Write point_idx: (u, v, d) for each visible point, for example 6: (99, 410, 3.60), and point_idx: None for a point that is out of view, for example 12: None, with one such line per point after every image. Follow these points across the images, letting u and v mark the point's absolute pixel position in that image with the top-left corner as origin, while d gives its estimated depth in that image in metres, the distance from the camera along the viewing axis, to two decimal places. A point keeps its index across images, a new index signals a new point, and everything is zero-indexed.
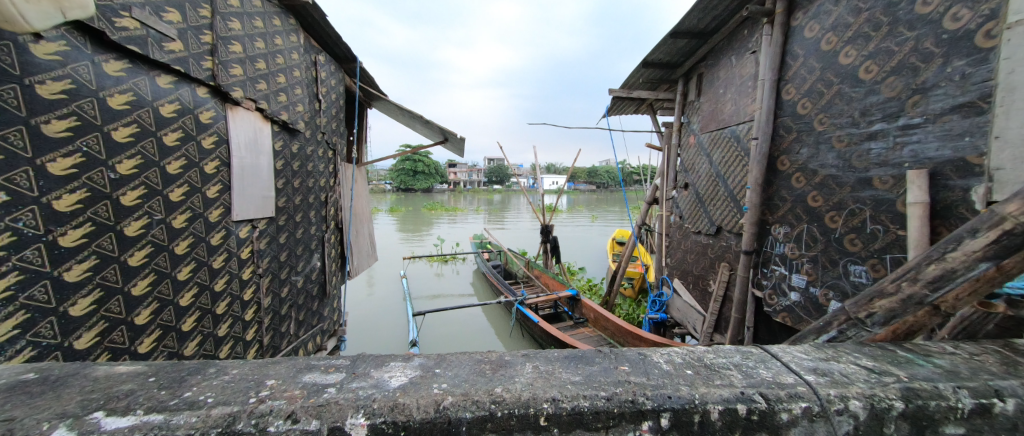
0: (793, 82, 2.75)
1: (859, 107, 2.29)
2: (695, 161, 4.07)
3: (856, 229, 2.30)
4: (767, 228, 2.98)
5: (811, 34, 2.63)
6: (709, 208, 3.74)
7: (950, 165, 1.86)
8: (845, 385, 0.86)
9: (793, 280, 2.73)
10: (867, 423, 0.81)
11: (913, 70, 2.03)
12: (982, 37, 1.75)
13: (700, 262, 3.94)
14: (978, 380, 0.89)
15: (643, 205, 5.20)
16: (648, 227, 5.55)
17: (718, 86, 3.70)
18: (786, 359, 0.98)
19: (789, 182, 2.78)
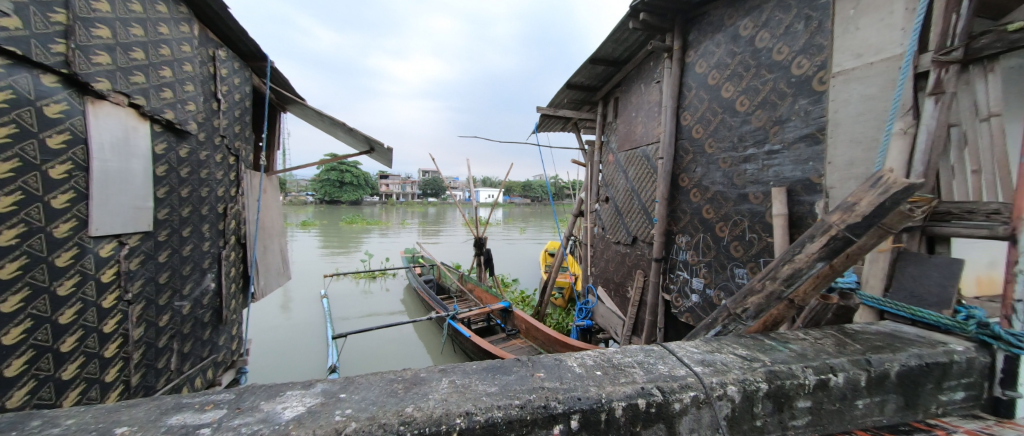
0: (689, 109, 3.17)
1: (737, 134, 2.71)
2: (613, 176, 4.42)
3: (738, 237, 2.68)
4: (672, 237, 3.34)
5: (701, 70, 3.06)
6: (626, 220, 4.08)
7: (800, 184, 2.29)
8: (724, 372, 0.99)
9: (694, 283, 3.08)
10: (739, 404, 0.95)
11: (773, 106, 2.46)
12: (817, 82, 2.19)
13: (620, 270, 4.25)
14: (818, 359, 1.09)
15: (570, 217, 5.47)
16: (575, 238, 5.85)
17: (631, 110, 4.10)
18: (680, 353, 1.10)
19: (688, 196, 3.17)
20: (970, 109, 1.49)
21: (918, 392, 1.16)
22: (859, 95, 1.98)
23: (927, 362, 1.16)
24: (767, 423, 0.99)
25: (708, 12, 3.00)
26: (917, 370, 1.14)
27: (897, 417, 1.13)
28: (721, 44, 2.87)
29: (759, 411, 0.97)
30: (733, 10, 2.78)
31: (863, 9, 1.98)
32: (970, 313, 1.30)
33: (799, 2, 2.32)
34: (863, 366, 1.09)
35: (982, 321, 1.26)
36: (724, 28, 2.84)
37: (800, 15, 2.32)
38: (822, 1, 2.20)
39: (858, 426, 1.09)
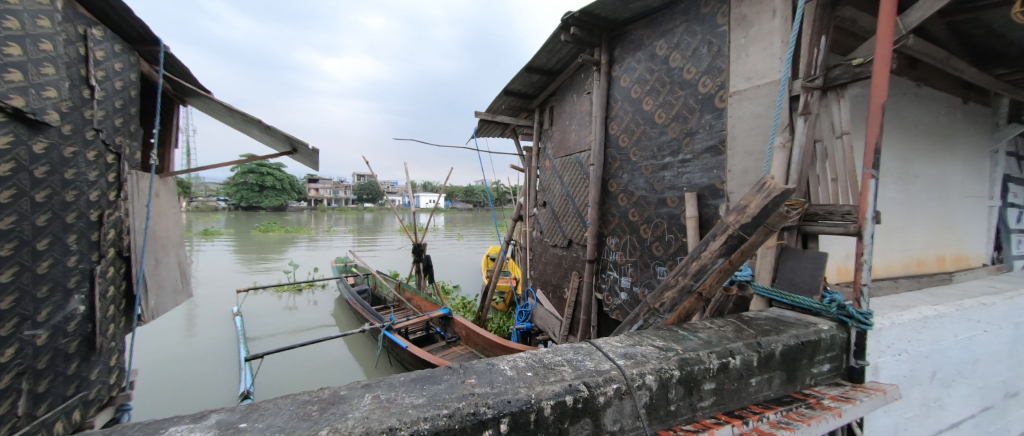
0: (616, 120, 3.42)
1: (656, 144, 2.98)
2: (550, 182, 4.57)
3: (659, 238, 2.93)
4: (603, 239, 3.55)
5: (625, 84, 3.32)
6: (562, 223, 4.24)
7: (707, 189, 2.56)
8: (643, 363, 1.06)
9: (622, 282, 3.29)
10: (655, 391, 1.03)
11: (684, 119, 2.74)
12: (718, 100, 2.49)
13: (557, 272, 4.39)
14: (720, 345, 1.23)
15: (509, 222, 5.52)
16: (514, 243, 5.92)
17: (565, 118, 4.28)
18: (605, 348, 1.16)
19: (616, 200, 3.40)
20: (830, 129, 1.81)
21: (796, 367, 1.36)
22: (750, 113, 2.28)
23: (802, 341, 1.36)
24: (680, 406, 1.09)
25: (630, 31, 3.26)
26: (795, 348, 1.34)
27: (781, 390, 1.32)
28: (641, 61, 3.13)
29: (673, 396, 1.07)
30: (650, 30, 3.05)
31: (752, 39, 2.28)
32: (833, 297, 1.53)
33: (702, 29, 2.61)
34: (756, 348, 1.25)
35: (841, 304, 1.50)
36: (644, 47, 3.11)
37: (703, 40, 2.61)
38: (721, 29, 2.49)
39: (752, 401, 1.24)
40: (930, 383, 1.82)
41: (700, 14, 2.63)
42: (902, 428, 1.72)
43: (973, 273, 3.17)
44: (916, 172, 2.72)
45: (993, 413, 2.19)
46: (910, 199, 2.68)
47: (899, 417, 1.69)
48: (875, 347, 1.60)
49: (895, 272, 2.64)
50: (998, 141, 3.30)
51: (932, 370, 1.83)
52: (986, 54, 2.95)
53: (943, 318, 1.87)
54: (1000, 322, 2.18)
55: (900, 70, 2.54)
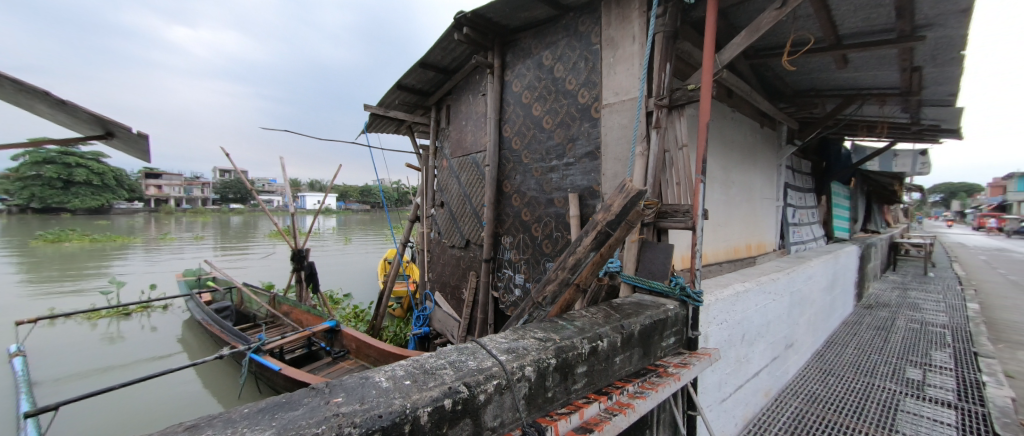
0: (509, 123, 3.55)
1: (544, 148, 3.18)
2: (447, 182, 4.48)
3: (548, 236, 3.13)
4: (499, 238, 3.65)
5: (516, 89, 3.46)
6: (460, 224, 4.21)
7: (586, 191, 2.83)
8: (523, 356, 1.11)
9: (516, 279, 3.42)
10: (534, 380, 1.09)
11: (567, 126, 2.99)
12: (594, 110, 2.77)
13: (455, 273, 4.34)
14: (592, 330, 1.36)
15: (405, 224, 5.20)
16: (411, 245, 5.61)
17: (461, 118, 4.26)
18: (490, 346, 1.17)
19: (510, 201, 3.53)
20: (674, 141, 2.20)
21: (650, 343, 1.59)
22: (618, 124, 2.57)
23: (654, 320, 1.61)
24: (556, 392, 1.17)
25: (520, 39, 3.40)
26: (649, 326, 1.58)
27: (639, 364, 1.53)
28: (530, 69, 3.31)
29: (550, 383, 1.14)
30: (538, 40, 3.23)
31: (619, 59, 2.58)
32: (677, 281, 1.85)
33: (580, 45, 2.87)
34: (619, 330, 1.43)
35: (682, 285, 1.83)
36: (532, 55, 3.29)
37: (580, 55, 2.87)
38: (595, 47, 2.76)
39: (616, 377, 1.41)
40: (741, 343, 2.34)
41: (579, 31, 2.88)
42: (724, 380, 2.18)
43: (767, 256, 4.21)
44: (732, 179, 3.48)
45: (779, 361, 2.93)
46: (729, 201, 3.42)
47: (722, 373, 2.13)
48: (705, 319, 1.98)
49: (721, 258, 3.33)
50: (780, 158, 4.44)
51: (742, 333, 2.36)
52: (773, 91, 3.94)
53: (749, 292, 2.43)
54: (782, 292, 2.93)
55: (720, 98, 3.22)
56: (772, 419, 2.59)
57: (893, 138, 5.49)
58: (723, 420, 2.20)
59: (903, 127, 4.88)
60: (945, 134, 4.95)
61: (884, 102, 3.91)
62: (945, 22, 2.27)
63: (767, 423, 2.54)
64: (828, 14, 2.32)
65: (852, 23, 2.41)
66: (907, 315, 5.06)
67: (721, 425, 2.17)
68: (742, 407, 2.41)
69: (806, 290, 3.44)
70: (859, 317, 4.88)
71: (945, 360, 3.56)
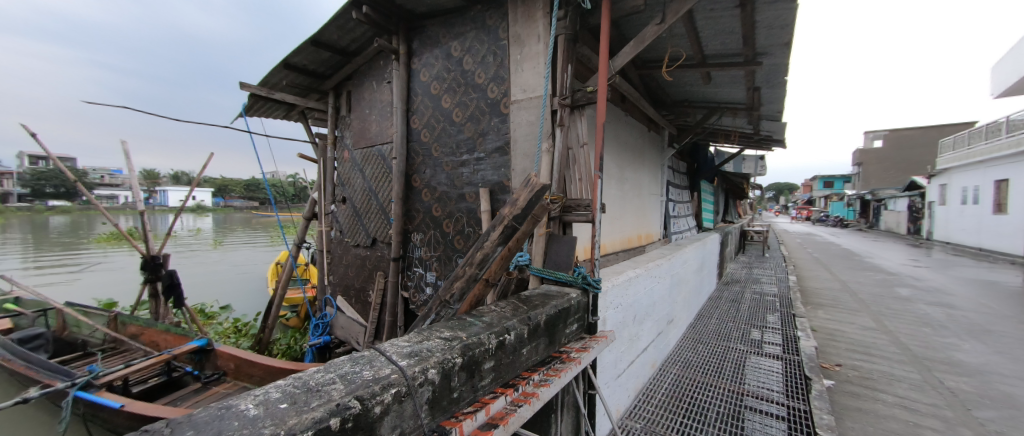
0: (417, 114, 3.38)
1: (454, 141, 3.10)
2: (349, 175, 4.07)
3: (459, 232, 3.07)
4: (408, 235, 3.46)
5: (424, 79, 3.30)
6: (364, 221, 3.88)
7: (496, 185, 2.84)
8: (427, 358, 1.05)
9: (427, 278, 3.29)
10: (437, 383, 1.04)
11: (477, 120, 2.95)
12: (503, 106, 2.78)
13: (360, 274, 3.98)
14: (499, 325, 1.37)
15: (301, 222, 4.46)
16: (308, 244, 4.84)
17: (363, 106, 3.91)
18: (390, 352, 1.09)
19: (420, 196, 3.37)
20: (576, 139, 2.36)
21: (555, 331, 1.67)
22: (526, 121, 2.63)
23: (559, 309, 1.69)
24: (461, 391, 1.14)
25: (427, 26, 3.25)
26: (554, 315, 1.65)
27: (545, 353, 1.59)
28: (438, 58, 3.18)
29: (455, 383, 1.11)
30: (445, 30, 3.13)
31: (525, 56, 2.63)
32: (579, 270, 1.97)
33: (489, 39, 2.85)
34: (525, 321, 1.46)
35: (584, 274, 1.95)
36: (440, 45, 3.17)
37: (489, 49, 2.85)
38: (502, 43, 2.77)
39: (523, 368, 1.44)
40: (632, 323, 2.62)
41: (487, 25, 2.86)
42: (619, 358, 2.41)
43: (654, 244, 4.79)
44: (626, 176, 3.87)
45: (662, 335, 3.36)
46: (623, 196, 3.79)
47: (617, 351, 2.35)
48: (603, 304, 2.15)
49: (616, 248, 3.68)
50: (664, 158, 5.08)
51: (633, 314, 2.63)
52: (657, 100, 4.48)
53: (639, 276, 2.72)
54: (665, 275, 3.36)
55: (615, 102, 3.54)
56: (657, 386, 2.97)
57: (743, 145, 6.72)
58: (619, 394, 2.43)
59: (749, 136, 6.00)
60: (775, 144, 6.23)
61: (737, 114, 4.75)
62: (775, 52, 2.83)
63: (653, 391, 2.90)
64: (696, 35, 2.70)
65: (713, 45, 2.85)
66: (752, 288, 6.28)
67: (616, 399, 2.40)
68: (633, 380, 2.70)
69: (683, 272, 4.01)
70: (720, 293, 5.88)
71: (776, 322, 4.51)
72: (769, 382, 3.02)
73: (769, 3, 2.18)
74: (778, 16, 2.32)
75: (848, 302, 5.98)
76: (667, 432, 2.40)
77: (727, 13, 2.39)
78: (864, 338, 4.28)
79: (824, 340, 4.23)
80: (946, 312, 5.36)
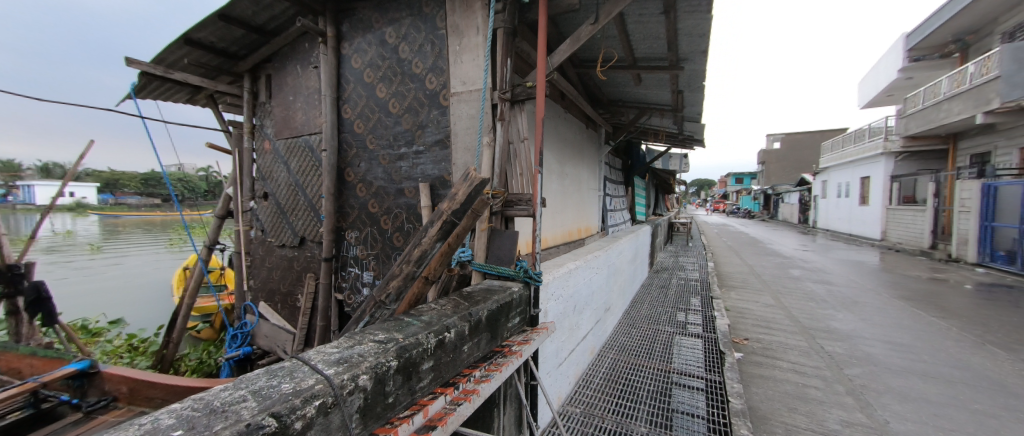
0: (349, 103, 3.15)
1: (391, 133, 2.95)
2: (271, 168, 3.67)
3: (399, 228, 2.93)
4: (341, 233, 3.23)
5: (356, 65, 3.08)
6: (290, 219, 3.54)
7: (437, 180, 2.75)
8: (357, 363, 0.98)
9: (364, 278, 3.11)
10: (371, 388, 0.97)
11: (415, 111, 2.83)
12: (442, 98, 2.69)
13: (286, 277, 3.61)
14: (438, 323, 1.33)
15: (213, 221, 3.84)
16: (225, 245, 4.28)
17: (286, 93, 3.55)
18: (315, 360, 1.00)
19: (354, 191, 3.16)
20: (517, 134, 2.37)
21: (497, 325, 1.67)
22: (467, 114, 2.57)
23: (501, 304, 1.69)
24: (398, 395, 1.09)
25: (359, 9, 3.03)
26: (496, 310, 1.65)
27: (487, 348, 1.59)
28: (371, 44, 2.99)
29: (391, 387, 1.05)
30: (379, 14, 2.94)
31: (464, 47, 2.56)
32: (521, 264, 1.99)
33: (426, 27, 2.74)
34: (466, 318, 1.44)
35: (526, 268, 1.97)
36: (373, 30, 2.97)
37: (427, 38, 2.74)
38: (440, 32, 2.67)
39: (464, 365, 1.42)
40: (572, 313, 2.72)
41: (424, 13, 2.74)
42: (560, 347, 2.49)
43: (592, 237, 5.02)
44: (566, 171, 3.99)
45: (600, 323, 3.54)
46: (563, 190, 3.91)
47: (558, 341, 2.42)
48: (545, 296, 2.20)
49: (557, 241, 3.78)
50: (601, 155, 5.33)
51: (573, 304, 2.74)
52: (595, 98, 4.67)
53: (578, 268, 2.82)
54: (602, 265, 3.53)
55: (554, 98, 3.61)
56: (596, 371, 3.12)
57: (670, 144, 7.30)
58: (560, 382, 2.52)
59: (674, 136, 6.52)
60: (697, 143, 6.86)
61: (664, 115, 5.14)
62: (695, 58, 3.10)
63: (592, 376, 3.05)
64: (627, 38, 2.85)
65: (643, 48, 3.04)
66: (677, 275, 6.88)
67: (557, 387, 2.48)
68: (574, 367, 2.81)
69: (619, 262, 4.26)
70: (651, 280, 6.37)
71: (698, 304, 4.98)
72: (692, 359, 3.33)
73: (689, 11, 2.36)
74: (696, 25, 2.53)
75: (753, 283, 6.82)
76: (604, 413, 2.54)
77: (653, 19, 2.55)
78: (766, 314, 4.91)
79: (735, 318, 4.78)
80: (826, 288, 6.36)
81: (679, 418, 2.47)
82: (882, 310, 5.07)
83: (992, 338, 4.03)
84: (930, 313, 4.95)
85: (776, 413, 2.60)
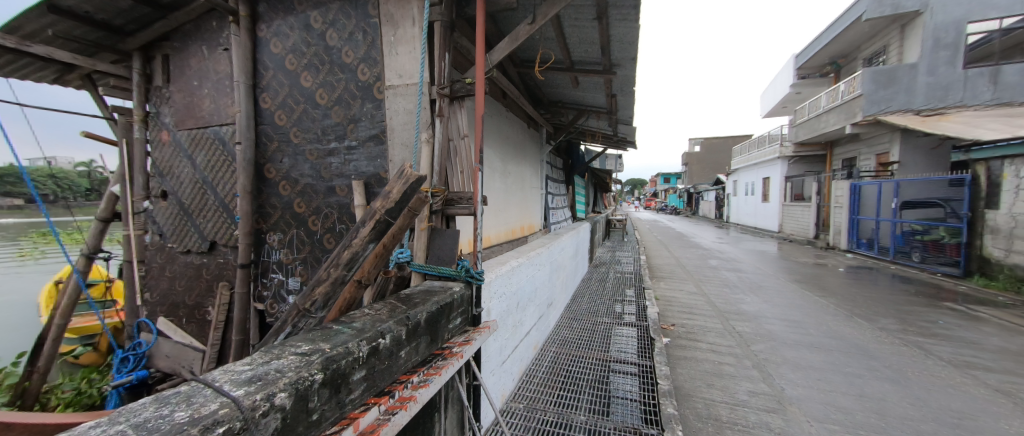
0: (268, 92, 2.84)
1: (320, 127, 2.72)
2: (171, 163, 3.18)
3: (330, 230, 2.71)
4: (262, 236, 2.91)
5: (276, 50, 2.79)
6: (197, 221, 3.10)
7: (373, 178, 2.59)
8: (274, 381, 0.88)
9: (289, 285, 2.83)
10: (291, 407, 0.88)
11: (347, 104, 2.64)
12: (376, 90, 2.53)
13: (192, 288, 3.16)
14: (371, 330, 1.25)
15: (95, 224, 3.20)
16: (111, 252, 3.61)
17: (190, 77, 3.10)
18: (221, 381, 0.88)
19: (276, 189, 2.87)
20: (456, 130, 2.31)
21: (437, 327, 1.62)
22: (403, 108, 2.45)
23: (441, 305, 1.64)
24: (324, 411, 1.00)
25: None
26: (436, 312, 1.60)
27: (427, 352, 1.53)
28: (294, 28, 2.72)
29: (315, 403, 0.97)
30: None
31: (399, 39, 2.43)
32: (463, 264, 1.96)
33: (357, 14, 2.55)
34: (403, 322, 1.38)
35: (467, 268, 1.94)
36: (295, 13, 2.71)
37: (358, 26, 2.56)
38: (373, 20, 2.51)
39: (401, 372, 1.36)
40: (515, 310, 2.73)
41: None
42: (503, 345, 2.49)
43: (534, 234, 5.12)
44: (508, 170, 4.00)
45: (543, 318, 3.62)
46: (505, 189, 3.93)
47: (501, 339, 2.42)
48: (487, 295, 2.19)
49: (500, 239, 3.79)
50: (542, 154, 5.45)
51: (517, 301, 2.76)
52: (535, 98, 4.75)
53: (521, 265, 2.85)
54: (544, 262, 3.60)
55: (495, 96, 3.61)
56: (539, 366, 3.18)
57: (606, 145, 7.71)
58: (504, 379, 2.52)
59: (609, 138, 6.89)
60: (629, 145, 7.32)
61: (600, 117, 5.40)
62: (626, 64, 3.29)
63: (535, 371, 3.11)
64: (564, 40, 2.94)
65: (579, 52, 3.15)
66: (613, 269, 7.30)
67: (501, 385, 2.48)
68: (517, 364, 2.84)
69: (560, 258, 4.39)
70: (590, 275, 6.69)
71: (632, 295, 5.33)
72: (627, 347, 3.55)
73: (619, 19, 2.51)
74: (626, 33, 2.69)
75: (678, 274, 7.47)
76: (546, 406, 2.60)
77: (587, 24, 2.65)
78: (689, 301, 5.41)
79: (664, 306, 5.19)
80: (737, 275, 7.17)
81: (616, 404, 2.61)
82: (780, 293, 5.84)
83: (859, 312, 4.85)
84: (815, 293, 5.82)
85: (697, 390, 2.87)
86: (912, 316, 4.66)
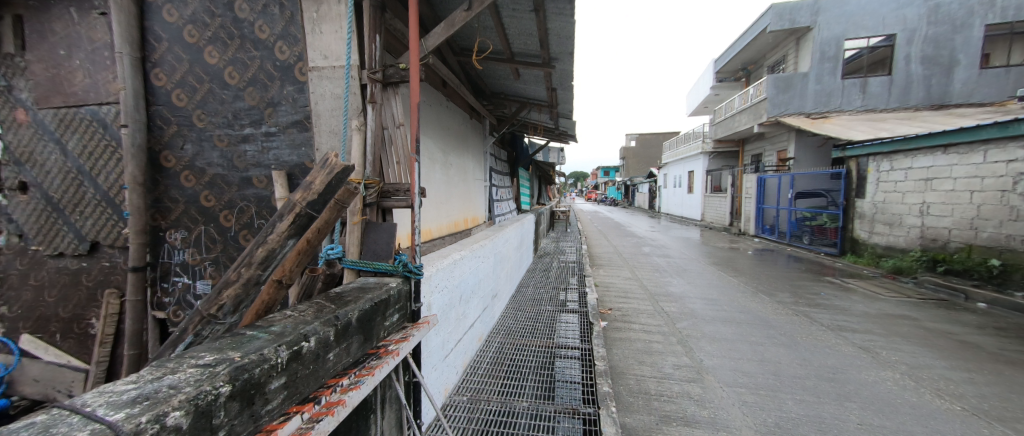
0: (162, 67, 2.45)
1: (230, 110, 2.42)
2: (31, 147, 2.61)
3: (246, 226, 2.44)
4: (160, 235, 2.53)
5: (170, 19, 2.41)
6: (72, 219, 2.61)
7: (297, 168, 2.37)
8: (166, 399, 0.77)
9: (198, 289, 2.51)
10: (188, 426, 0.77)
11: (263, 86, 2.37)
12: (298, 72, 2.31)
13: (68, 296, 2.66)
14: (293, 332, 1.15)
15: None
16: None
17: (55, 44, 2.56)
18: (96, 404, 0.75)
19: (177, 181, 2.50)
20: (391, 119, 2.20)
21: (371, 326, 1.54)
22: (330, 92, 2.25)
23: (375, 302, 1.56)
24: (233, 426, 0.89)
25: None
26: (370, 310, 1.52)
27: (359, 352, 1.45)
28: None
29: (221, 418, 0.86)
30: None
31: (323, 15, 2.22)
32: (400, 258, 1.89)
33: None
34: (331, 323, 1.28)
35: (405, 262, 1.88)
36: None
37: None
38: None
39: (330, 375, 1.26)
40: (458, 303, 2.70)
41: None
42: (445, 339, 2.44)
43: (478, 226, 5.09)
44: (450, 161, 3.92)
45: (487, 309, 3.62)
46: (447, 181, 3.84)
47: (443, 335, 2.38)
48: (427, 290, 2.12)
49: (442, 232, 3.71)
50: (485, 146, 5.42)
51: (460, 294, 2.72)
52: (477, 88, 4.68)
53: (464, 258, 2.82)
54: (488, 254, 3.59)
55: (434, 84, 3.48)
56: (482, 357, 3.18)
57: (548, 138, 7.89)
58: (446, 374, 2.49)
59: (551, 131, 7.06)
60: (570, 139, 7.57)
61: (541, 110, 5.50)
62: (564, 59, 3.37)
63: (479, 362, 3.11)
64: (503, 30, 2.91)
65: (519, 44, 3.15)
66: (557, 258, 7.55)
67: (443, 379, 2.45)
68: (461, 356, 2.82)
69: (505, 250, 4.42)
70: (534, 265, 6.84)
71: (573, 283, 5.56)
72: (569, 333, 3.69)
73: (556, 13, 2.54)
74: (564, 27, 2.74)
75: (615, 261, 7.95)
76: (490, 396, 2.61)
77: (525, 16, 2.65)
78: (625, 286, 5.78)
79: (603, 291, 5.50)
80: (667, 261, 7.81)
81: (558, 388, 2.71)
82: (701, 275, 6.49)
83: (763, 288, 5.55)
84: (730, 274, 6.56)
85: (630, 367, 3.08)
86: (802, 289, 5.46)
